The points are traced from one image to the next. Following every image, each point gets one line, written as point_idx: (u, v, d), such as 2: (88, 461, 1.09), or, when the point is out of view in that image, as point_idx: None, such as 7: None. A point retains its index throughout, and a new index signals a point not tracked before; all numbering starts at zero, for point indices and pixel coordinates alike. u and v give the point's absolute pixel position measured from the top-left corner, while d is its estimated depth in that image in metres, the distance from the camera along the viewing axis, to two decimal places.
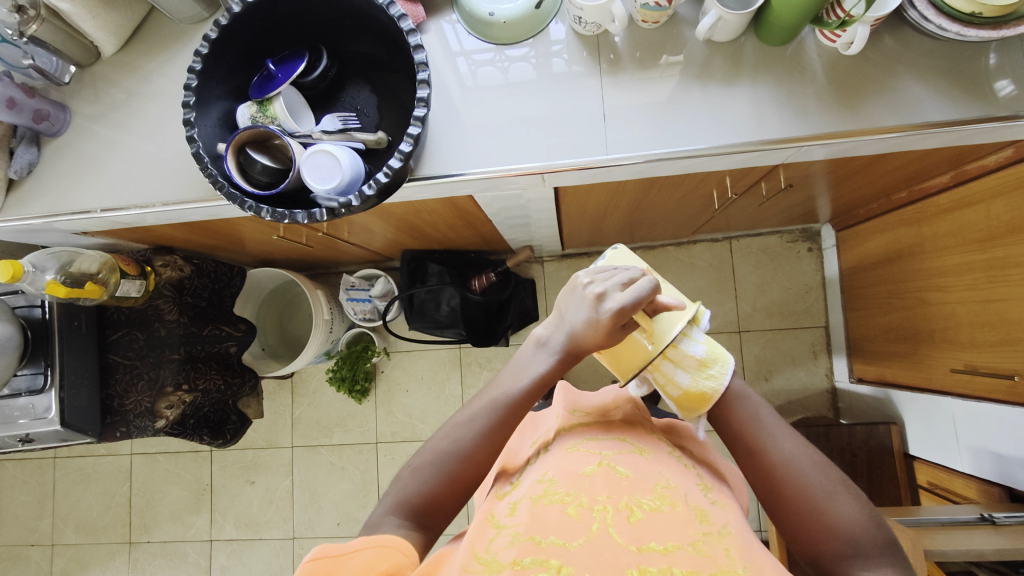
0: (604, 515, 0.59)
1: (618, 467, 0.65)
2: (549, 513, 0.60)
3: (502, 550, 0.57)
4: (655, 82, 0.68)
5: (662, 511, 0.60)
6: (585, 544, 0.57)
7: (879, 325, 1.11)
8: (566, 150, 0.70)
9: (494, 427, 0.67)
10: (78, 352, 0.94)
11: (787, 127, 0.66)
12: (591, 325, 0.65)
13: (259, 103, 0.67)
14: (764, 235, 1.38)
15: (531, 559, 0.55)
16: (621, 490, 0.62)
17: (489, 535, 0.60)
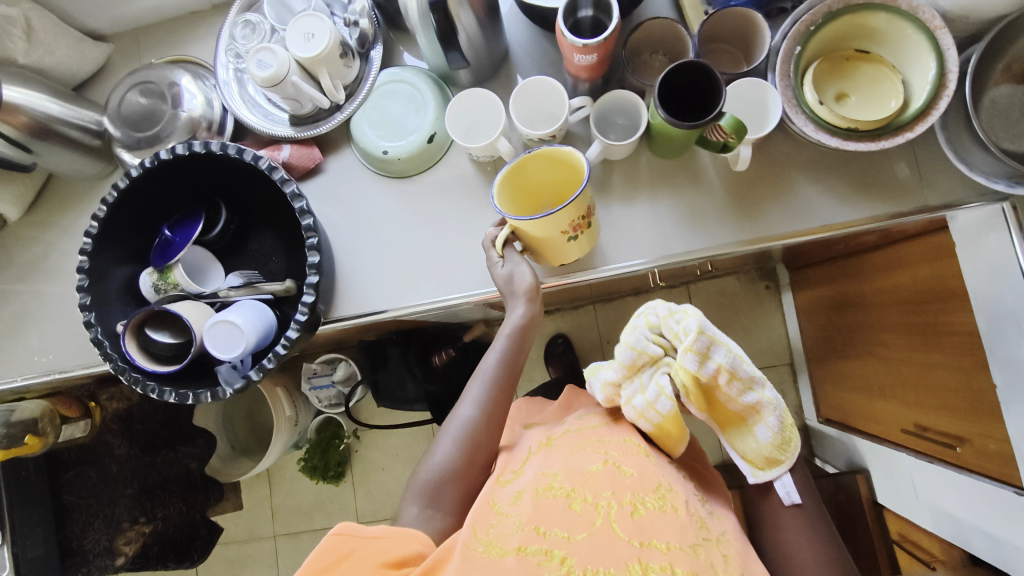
0: (606, 509, 0.56)
1: (622, 465, 0.61)
2: (553, 507, 0.57)
3: (504, 536, 0.55)
4: None
5: (663, 512, 0.57)
6: (586, 539, 0.55)
7: (837, 370, 1.11)
8: (475, 279, 0.69)
9: (499, 399, 0.64)
10: (26, 502, 0.94)
11: (689, 241, 0.65)
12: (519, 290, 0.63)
13: (160, 271, 0.66)
14: (721, 278, 1.37)
15: (534, 548, 0.54)
16: (626, 487, 0.58)
17: (487, 519, 0.58)
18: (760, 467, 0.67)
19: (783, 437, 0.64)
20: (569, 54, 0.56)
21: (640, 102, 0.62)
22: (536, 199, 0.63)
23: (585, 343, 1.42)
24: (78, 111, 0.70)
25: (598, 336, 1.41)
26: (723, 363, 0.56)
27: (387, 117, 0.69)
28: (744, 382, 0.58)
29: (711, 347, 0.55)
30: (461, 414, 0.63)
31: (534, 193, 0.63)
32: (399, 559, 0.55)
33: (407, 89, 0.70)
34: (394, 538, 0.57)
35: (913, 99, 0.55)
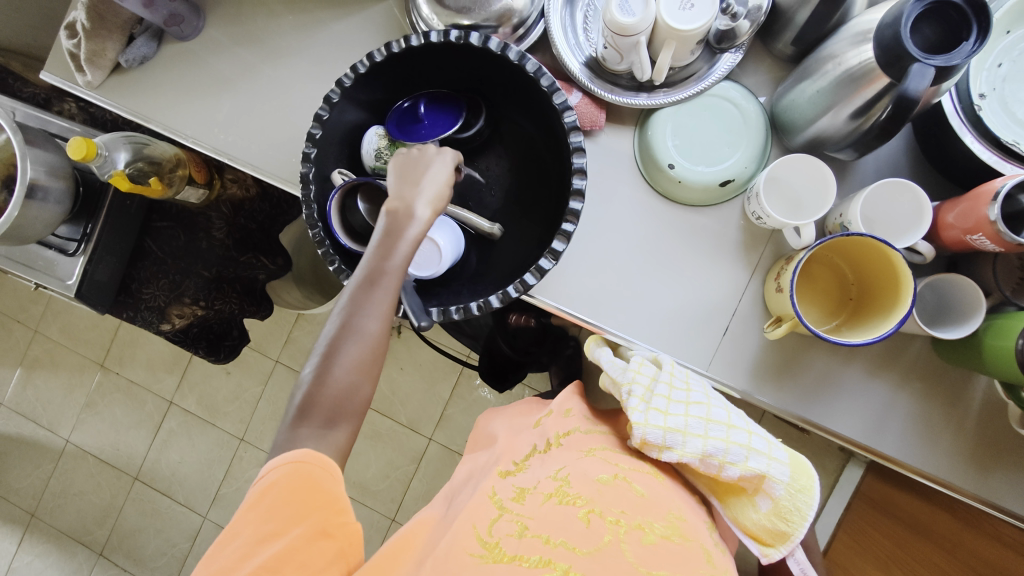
0: (616, 528, 0.52)
1: (635, 482, 0.56)
2: (562, 515, 0.53)
3: (506, 538, 0.52)
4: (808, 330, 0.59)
5: (675, 542, 0.52)
6: (596, 554, 0.50)
7: None
8: (672, 341, 0.61)
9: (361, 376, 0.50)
10: (119, 228, 0.92)
11: (901, 448, 0.58)
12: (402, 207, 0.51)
13: (391, 140, 0.60)
14: None
15: (537, 558, 0.50)
16: (640, 508, 0.53)
17: (486, 514, 0.55)
18: (769, 544, 0.55)
19: (782, 511, 0.53)
20: (968, 223, 0.47)
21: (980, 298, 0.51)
22: (819, 272, 0.59)
23: None
24: None
25: None
26: (686, 452, 0.53)
27: (694, 130, 0.60)
28: (721, 459, 0.53)
29: (638, 427, 0.54)
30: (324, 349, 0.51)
31: (816, 265, 0.59)
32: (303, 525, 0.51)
33: (733, 114, 0.60)
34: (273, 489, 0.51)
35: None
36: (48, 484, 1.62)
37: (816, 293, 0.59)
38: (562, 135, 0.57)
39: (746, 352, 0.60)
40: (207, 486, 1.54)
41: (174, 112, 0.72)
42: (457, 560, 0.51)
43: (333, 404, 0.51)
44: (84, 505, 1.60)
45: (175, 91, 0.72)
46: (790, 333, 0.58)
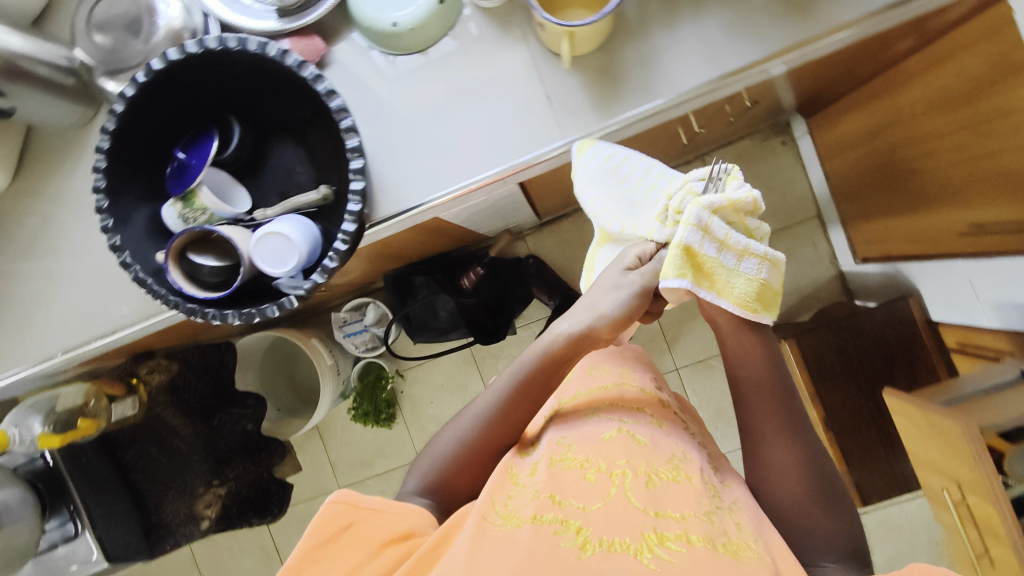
0: (621, 480, 0.61)
1: (635, 434, 0.66)
2: (568, 481, 0.61)
3: (521, 507, 0.59)
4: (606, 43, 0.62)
5: (680, 481, 0.62)
6: (603, 509, 0.58)
7: (873, 203, 1.08)
8: (523, 143, 0.64)
9: (514, 403, 0.68)
10: (95, 485, 0.93)
11: (742, 54, 0.60)
12: (628, 305, 0.65)
13: (182, 199, 0.60)
14: (735, 142, 1.34)
15: (548, 517, 0.57)
16: (636, 455, 0.64)
17: (506, 490, 0.63)
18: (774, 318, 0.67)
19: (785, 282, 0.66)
20: None
21: None
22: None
23: None
24: (45, 45, 0.63)
25: None
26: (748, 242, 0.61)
27: None
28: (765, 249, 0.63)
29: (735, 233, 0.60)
30: (491, 398, 0.69)
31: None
32: (404, 533, 0.60)
33: None
34: (397, 513, 0.61)
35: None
36: None
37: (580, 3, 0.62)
38: (292, 73, 0.58)
39: (579, 96, 0.63)
40: None
41: (34, 346, 0.72)
42: (481, 525, 0.58)
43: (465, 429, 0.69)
44: None
45: (18, 333, 0.72)
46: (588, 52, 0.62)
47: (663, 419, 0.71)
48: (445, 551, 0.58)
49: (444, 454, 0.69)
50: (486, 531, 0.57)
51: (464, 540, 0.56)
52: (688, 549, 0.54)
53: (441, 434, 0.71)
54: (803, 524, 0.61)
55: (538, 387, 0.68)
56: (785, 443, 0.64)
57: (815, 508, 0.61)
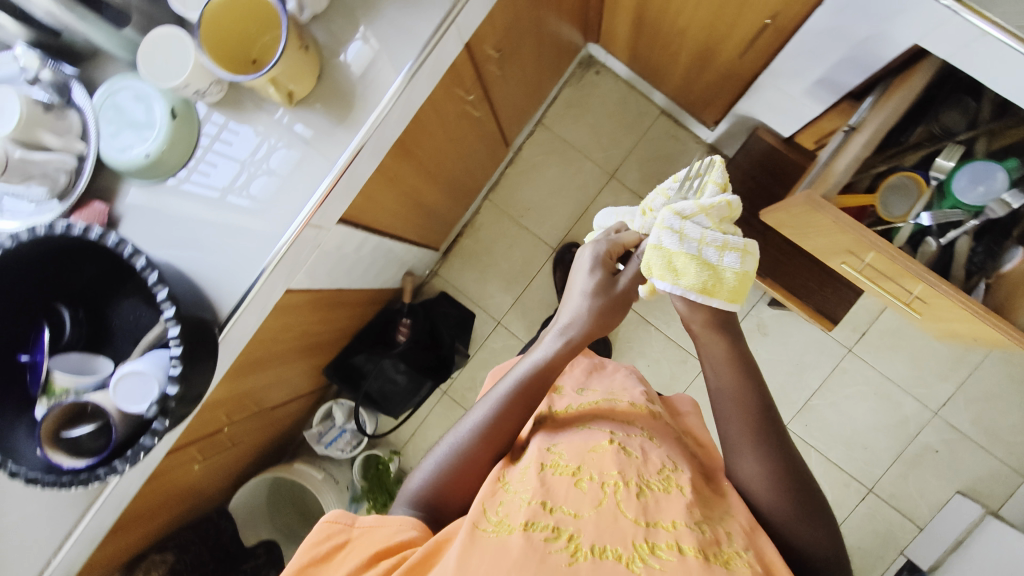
0: (613, 489, 0.59)
1: (625, 448, 0.65)
2: (560, 486, 0.60)
3: (512, 513, 0.57)
4: (324, 69, 0.69)
5: (670, 492, 0.60)
6: (595, 514, 0.56)
7: (683, 73, 1.15)
8: (309, 181, 0.70)
9: (517, 411, 0.69)
10: None
11: (430, 18, 0.68)
12: (602, 301, 0.73)
13: (44, 393, 0.63)
14: (558, 94, 1.43)
15: (540, 523, 0.54)
16: (630, 468, 0.62)
17: (497, 498, 0.60)
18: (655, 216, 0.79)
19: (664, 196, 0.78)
20: None
21: None
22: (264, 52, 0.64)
23: (505, 231, 1.46)
24: None
25: (511, 217, 1.46)
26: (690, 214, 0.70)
27: (125, 127, 0.68)
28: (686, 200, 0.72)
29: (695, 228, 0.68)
30: (491, 399, 0.70)
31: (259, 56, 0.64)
32: (392, 546, 0.57)
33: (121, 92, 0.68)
34: (389, 527, 0.59)
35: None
36: None
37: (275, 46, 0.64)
38: (76, 240, 0.62)
39: (328, 120, 0.69)
40: None
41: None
42: (472, 535, 0.54)
43: (465, 437, 0.69)
44: None
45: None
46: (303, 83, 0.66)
47: (652, 434, 0.72)
48: (438, 558, 0.54)
49: (441, 459, 0.68)
50: (479, 538, 0.54)
51: (454, 550, 0.53)
52: (679, 558, 0.51)
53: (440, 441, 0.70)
54: (790, 531, 0.61)
55: (541, 380, 0.71)
56: (761, 451, 0.64)
57: (805, 523, 0.62)
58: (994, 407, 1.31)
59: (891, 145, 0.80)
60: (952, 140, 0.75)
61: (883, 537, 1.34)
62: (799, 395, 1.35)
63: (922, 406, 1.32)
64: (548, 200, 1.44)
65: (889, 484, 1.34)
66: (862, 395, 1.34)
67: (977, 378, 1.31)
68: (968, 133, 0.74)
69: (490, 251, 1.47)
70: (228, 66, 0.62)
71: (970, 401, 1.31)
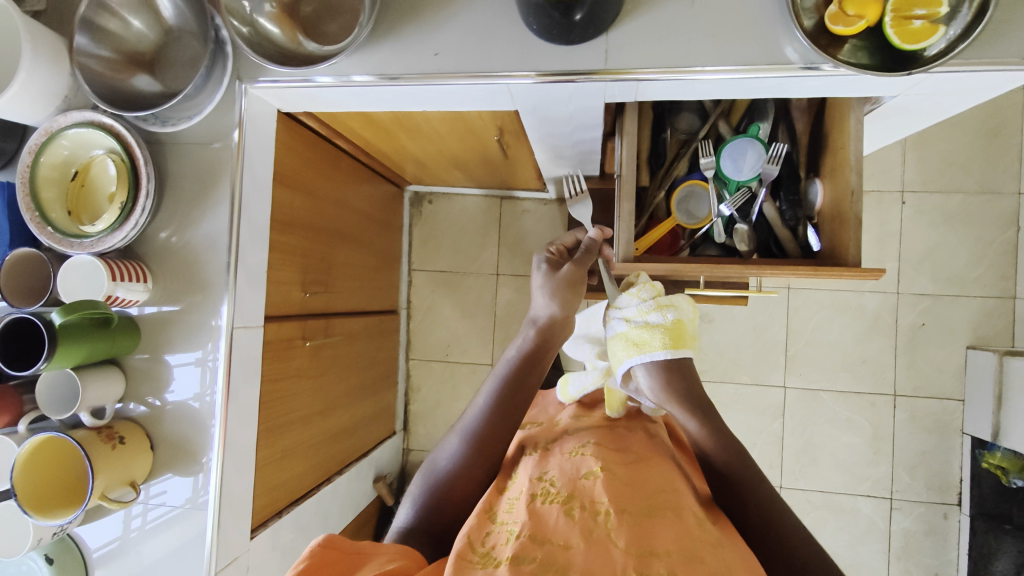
0: (604, 518, 0.56)
1: (613, 479, 0.62)
2: (549, 513, 0.57)
3: (500, 545, 0.54)
4: (153, 435, 0.71)
5: (662, 512, 0.57)
6: (585, 544, 0.53)
7: (487, 175, 1.22)
8: (193, 538, 0.70)
9: (508, 406, 0.68)
10: None
11: (214, 338, 0.71)
12: (554, 292, 0.74)
13: None
14: (412, 239, 1.49)
15: (528, 556, 0.51)
16: (619, 496, 0.59)
17: (486, 526, 0.57)
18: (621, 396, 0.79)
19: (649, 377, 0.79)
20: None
21: (61, 387, 0.66)
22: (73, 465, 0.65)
23: (441, 378, 1.48)
24: None
25: (440, 362, 1.48)
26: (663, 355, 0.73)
27: None
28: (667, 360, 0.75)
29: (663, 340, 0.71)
30: (484, 395, 0.69)
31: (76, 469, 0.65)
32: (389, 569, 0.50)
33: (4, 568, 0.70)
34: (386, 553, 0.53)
35: (103, 215, 0.66)
36: None
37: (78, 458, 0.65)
38: None
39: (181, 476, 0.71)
40: None
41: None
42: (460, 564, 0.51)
43: (464, 447, 0.66)
44: None
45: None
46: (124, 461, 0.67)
47: (642, 458, 0.67)
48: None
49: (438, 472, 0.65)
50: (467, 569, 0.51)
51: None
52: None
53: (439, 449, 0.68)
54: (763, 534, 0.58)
55: (527, 371, 0.71)
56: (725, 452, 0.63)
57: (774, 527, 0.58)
58: (942, 256, 1.30)
59: (659, 166, 0.83)
60: (698, 139, 0.79)
61: (937, 429, 1.29)
62: (776, 353, 1.34)
63: (883, 294, 1.31)
64: (460, 328, 1.48)
65: (907, 379, 1.30)
66: (827, 319, 1.33)
67: (908, 242, 1.31)
68: (704, 125, 0.79)
69: (442, 401, 1.48)
70: (65, 501, 0.64)
71: (919, 265, 1.30)
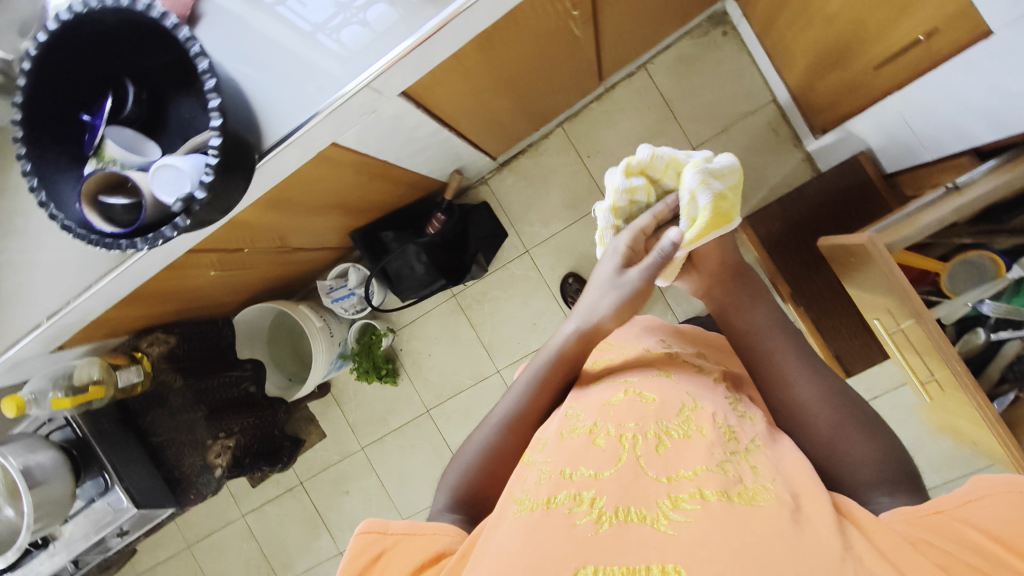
0: (632, 443, 0.61)
1: (642, 394, 0.67)
2: (578, 446, 0.62)
3: (536, 489, 0.59)
4: None
5: (691, 436, 0.61)
6: (615, 473, 0.58)
7: (811, 65, 1.06)
8: (381, 45, 0.69)
9: (540, 396, 0.73)
10: (118, 446, 1.06)
11: None
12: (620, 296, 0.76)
13: (95, 155, 0.70)
14: (674, 44, 1.32)
15: (563, 494, 0.56)
16: (645, 416, 0.64)
17: (522, 476, 0.63)
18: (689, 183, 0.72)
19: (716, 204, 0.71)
20: None
21: None
22: None
23: (566, 164, 1.41)
24: None
25: (577, 155, 1.41)
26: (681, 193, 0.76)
27: None
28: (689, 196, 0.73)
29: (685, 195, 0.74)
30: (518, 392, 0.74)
31: None
32: (432, 556, 0.57)
33: None
34: (424, 535, 0.59)
35: None
36: None
37: None
38: (156, 25, 0.64)
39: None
40: None
41: (25, 319, 0.85)
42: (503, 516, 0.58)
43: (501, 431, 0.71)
44: None
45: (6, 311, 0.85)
46: None
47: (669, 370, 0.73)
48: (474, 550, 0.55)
49: (472, 457, 0.71)
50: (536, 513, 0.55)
51: (509, 535, 0.54)
52: (702, 506, 0.52)
53: (473, 435, 0.73)
54: (813, 395, 0.66)
55: (557, 374, 0.75)
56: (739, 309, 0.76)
57: (805, 387, 0.67)
58: None
59: (988, 223, 0.80)
60: None
61: None
62: None
63: None
64: (624, 149, 1.37)
65: None
66: None
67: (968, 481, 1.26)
68: None
69: (547, 179, 1.43)
70: None
71: None
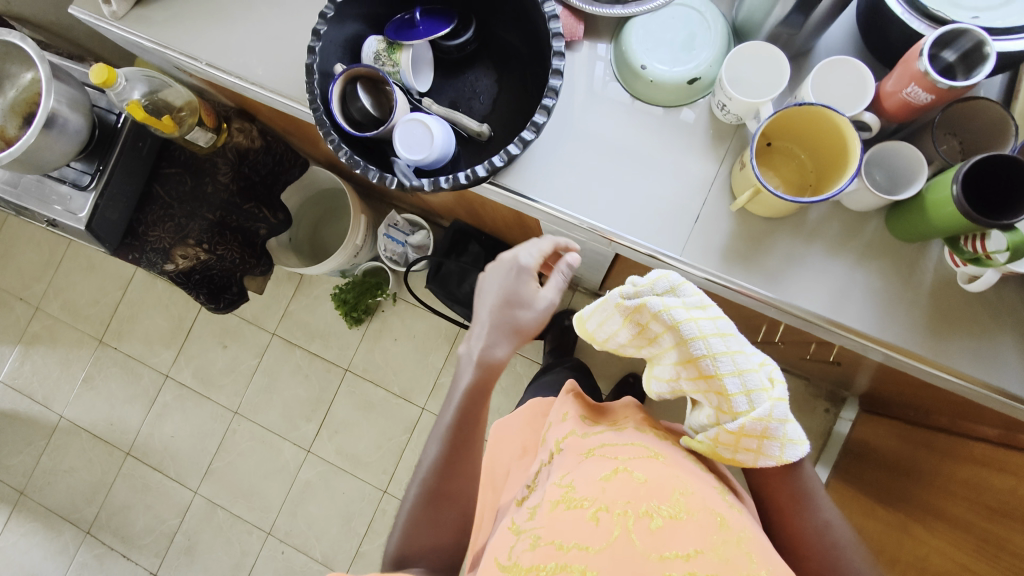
0: (625, 520, 0.51)
1: (636, 471, 0.55)
2: (568, 518, 0.53)
3: (522, 555, 0.52)
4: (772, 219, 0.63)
5: (683, 518, 0.50)
6: (607, 550, 0.49)
7: (852, 519, 1.09)
8: (647, 229, 0.66)
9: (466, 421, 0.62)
10: (130, 170, 0.97)
11: (865, 319, 0.62)
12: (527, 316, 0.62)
13: (389, 44, 0.65)
14: (790, 375, 1.35)
15: (553, 566, 0.49)
16: (639, 495, 0.52)
17: (508, 541, 0.56)
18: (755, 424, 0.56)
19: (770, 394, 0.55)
20: (903, 80, 0.52)
21: (917, 164, 0.57)
22: (780, 157, 0.64)
23: None
24: None
25: None
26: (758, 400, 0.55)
27: (663, 41, 0.65)
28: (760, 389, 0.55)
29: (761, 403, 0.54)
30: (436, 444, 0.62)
31: (769, 154, 0.64)
32: None
33: (695, 20, 0.65)
34: None
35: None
36: (39, 461, 1.61)
37: (784, 175, 0.64)
38: (544, 41, 0.63)
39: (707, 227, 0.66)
40: (200, 460, 1.53)
41: (190, 44, 0.78)
42: None
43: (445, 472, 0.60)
44: (74, 482, 1.58)
45: (184, 20, 0.79)
46: (764, 207, 0.62)
47: (661, 452, 0.59)
48: None
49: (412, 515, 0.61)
50: None
51: None
52: None
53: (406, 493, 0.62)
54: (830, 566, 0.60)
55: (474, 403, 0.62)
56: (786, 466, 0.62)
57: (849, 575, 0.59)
58: None
59: None
60: None
61: None
62: None
63: None
64: None
65: None
66: None
67: None
68: None
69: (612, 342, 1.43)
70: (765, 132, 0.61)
71: None
